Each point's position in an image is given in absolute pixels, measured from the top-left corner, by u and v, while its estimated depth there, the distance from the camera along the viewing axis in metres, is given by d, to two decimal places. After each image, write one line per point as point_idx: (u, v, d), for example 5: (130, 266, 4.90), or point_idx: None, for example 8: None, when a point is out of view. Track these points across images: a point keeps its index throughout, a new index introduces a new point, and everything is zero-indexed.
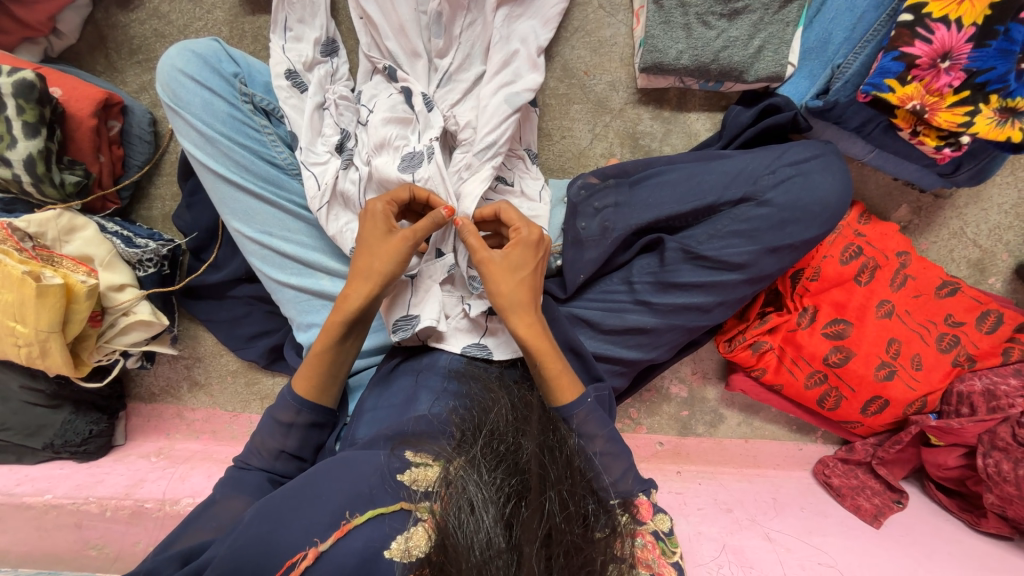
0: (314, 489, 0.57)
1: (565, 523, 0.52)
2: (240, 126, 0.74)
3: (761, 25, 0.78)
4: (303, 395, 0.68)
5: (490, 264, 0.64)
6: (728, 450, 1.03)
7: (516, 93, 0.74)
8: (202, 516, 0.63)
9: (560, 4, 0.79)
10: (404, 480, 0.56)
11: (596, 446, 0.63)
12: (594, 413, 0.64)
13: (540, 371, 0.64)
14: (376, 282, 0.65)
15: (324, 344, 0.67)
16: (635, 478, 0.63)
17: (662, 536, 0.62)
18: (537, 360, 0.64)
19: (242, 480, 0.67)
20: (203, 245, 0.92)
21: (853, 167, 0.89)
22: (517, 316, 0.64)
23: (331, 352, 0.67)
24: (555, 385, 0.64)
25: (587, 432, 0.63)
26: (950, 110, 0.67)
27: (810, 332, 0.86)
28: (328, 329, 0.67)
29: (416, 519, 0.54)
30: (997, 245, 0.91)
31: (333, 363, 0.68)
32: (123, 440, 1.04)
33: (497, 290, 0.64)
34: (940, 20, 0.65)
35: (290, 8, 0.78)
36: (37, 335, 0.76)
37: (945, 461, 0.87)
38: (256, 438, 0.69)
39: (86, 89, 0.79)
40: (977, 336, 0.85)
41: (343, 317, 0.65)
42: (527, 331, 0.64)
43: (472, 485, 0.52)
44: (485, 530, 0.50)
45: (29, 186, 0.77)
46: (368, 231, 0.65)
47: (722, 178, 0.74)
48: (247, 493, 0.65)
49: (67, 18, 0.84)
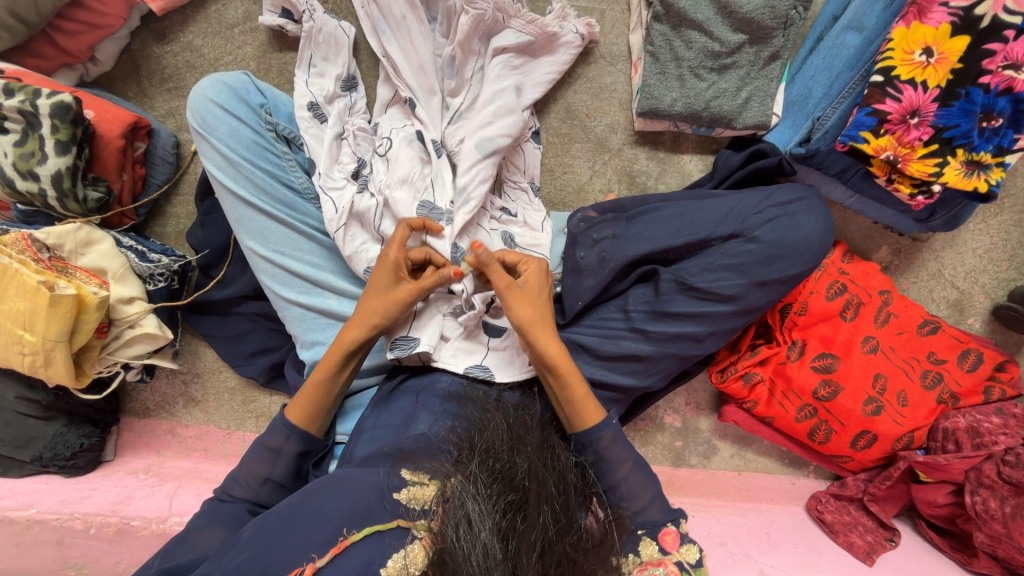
0: (312, 505, 0.57)
1: (557, 535, 0.52)
2: (263, 152, 0.79)
3: (748, 79, 0.85)
4: (293, 422, 0.69)
5: (515, 290, 0.68)
6: (721, 483, 1.04)
7: (488, 142, 0.78)
8: (179, 547, 0.61)
9: (553, 73, 0.86)
10: (402, 498, 0.57)
11: (624, 471, 0.66)
12: (618, 441, 0.66)
13: (566, 393, 0.68)
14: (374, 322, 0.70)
15: (321, 376, 0.70)
16: (661, 505, 0.65)
17: (689, 567, 0.59)
18: (562, 380, 0.67)
19: (219, 511, 0.66)
20: (213, 261, 0.94)
21: (836, 210, 0.95)
22: (545, 339, 0.68)
23: (326, 383, 0.70)
24: (580, 407, 0.67)
25: (611, 456, 0.66)
26: (922, 161, 0.73)
27: (799, 365, 0.89)
28: (327, 360, 0.70)
29: (414, 537, 0.54)
30: (974, 287, 0.96)
31: (332, 393, 0.71)
32: (112, 455, 1.02)
33: (522, 316, 0.67)
34: (908, 81, 0.71)
35: (315, 47, 0.84)
36: (44, 344, 0.78)
37: (934, 498, 0.88)
38: (242, 465, 0.69)
39: (117, 112, 0.84)
40: (959, 373, 0.89)
41: (343, 350, 0.70)
42: (554, 354, 0.67)
43: (470, 501, 0.53)
44: (482, 543, 0.50)
45: (53, 200, 0.81)
46: (378, 275, 0.70)
47: (712, 216, 0.78)
48: (228, 522, 0.64)
49: (106, 47, 0.90)
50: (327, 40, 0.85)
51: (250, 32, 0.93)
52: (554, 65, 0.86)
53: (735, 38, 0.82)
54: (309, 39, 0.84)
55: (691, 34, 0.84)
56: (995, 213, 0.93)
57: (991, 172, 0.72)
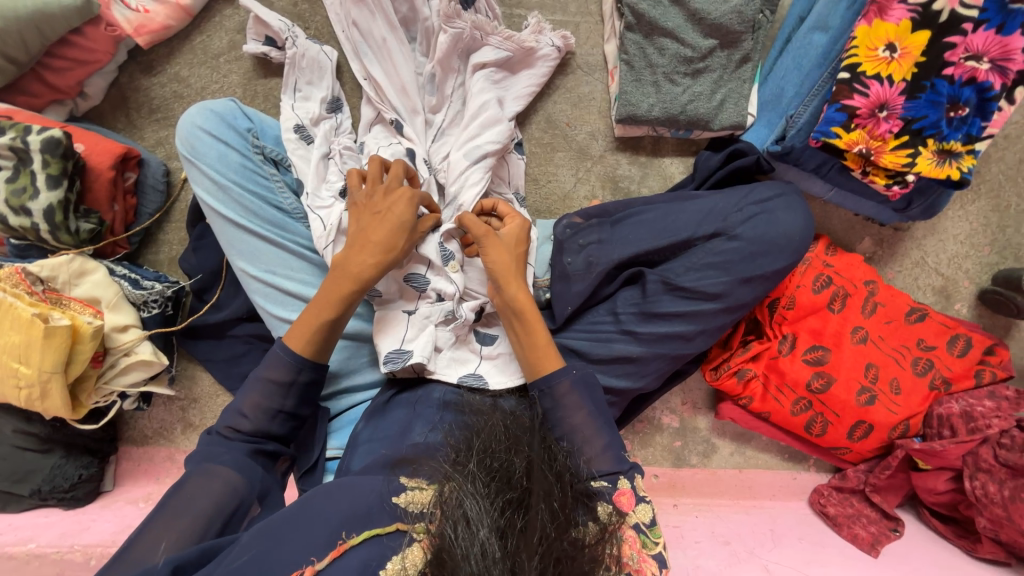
0: (311, 511, 0.56)
1: (556, 532, 0.52)
2: (251, 175, 0.80)
3: (722, 82, 0.87)
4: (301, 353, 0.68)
5: (493, 238, 0.73)
6: (724, 481, 1.03)
7: (478, 146, 0.81)
8: (178, 496, 0.60)
9: (531, 86, 0.89)
10: (400, 501, 0.57)
11: (579, 418, 0.67)
12: (577, 388, 0.68)
13: (530, 340, 0.71)
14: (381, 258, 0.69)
15: (333, 313, 0.68)
16: (614, 456, 0.66)
17: (644, 527, 0.61)
18: (527, 327, 0.71)
19: (218, 452, 0.64)
20: (207, 285, 0.95)
21: (817, 204, 0.96)
22: (516, 286, 0.72)
23: (337, 320, 0.69)
24: (543, 353, 0.70)
25: (567, 404, 0.68)
26: (894, 152, 0.75)
27: (791, 359, 0.90)
28: (333, 292, 0.69)
29: (413, 539, 0.54)
30: (958, 273, 0.97)
31: (338, 326, 0.70)
32: (111, 485, 1.02)
33: (496, 261, 0.72)
34: (874, 77, 0.74)
35: (300, 73, 0.87)
36: (40, 376, 0.78)
37: (935, 485, 0.88)
38: (244, 399, 0.67)
39: (107, 144, 0.85)
40: (949, 359, 0.89)
41: (350, 283, 0.69)
42: (524, 300, 0.71)
43: (468, 499, 0.53)
44: (480, 541, 0.50)
45: (45, 233, 0.82)
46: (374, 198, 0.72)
47: (694, 216, 0.80)
48: (230, 466, 0.63)
49: (94, 82, 0.92)
50: (310, 64, 0.87)
51: (235, 61, 0.96)
52: (533, 78, 0.90)
53: (706, 44, 0.85)
54: (293, 64, 0.86)
55: (663, 41, 0.86)
56: (972, 199, 0.95)
57: (961, 160, 0.74)
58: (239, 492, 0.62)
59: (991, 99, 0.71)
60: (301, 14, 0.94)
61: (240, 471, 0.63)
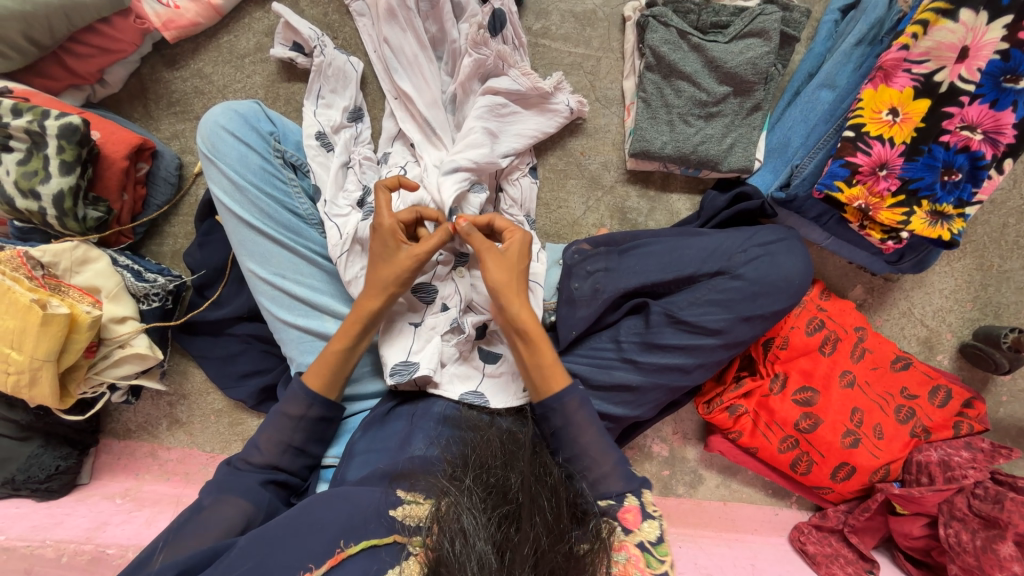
0: (309, 518, 0.56)
1: (551, 544, 0.53)
2: (269, 177, 0.81)
3: (732, 127, 0.91)
4: (314, 390, 0.70)
5: (494, 254, 0.70)
6: (707, 513, 1.05)
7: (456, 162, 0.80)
8: (190, 522, 0.60)
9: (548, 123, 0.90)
10: (397, 515, 0.56)
11: (587, 437, 0.67)
12: (584, 406, 0.68)
13: (535, 360, 0.69)
14: (392, 294, 0.72)
15: (344, 344, 0.71)
16: (623, 474, 0.65)
17: (648, 546, 0.59)
18: (533, 347, 0.69)
19: (232, 482, 0.65)
20: (209, 281, 0.94)
21: (814, 250, 1.00)
22: (518, 302, 0.70)
23: (348, 352, 0.72)
24: (547, 373, 0.69)
25: (577, 421, 0.67)
26: (890, 210, 0.79)
27: (781, 398, 0.93)
28: (344, 331, 0.72)
29: (409, 552, 0.54)
30: (942, 325, 1.01)
31: (350, 362, 0.72)
32: (88, 478, 0.99)
33: (495, 278, 0.69)
34: (877, 138, 0.78)
35: (324, 81, 0.88)
36: (31, 363, 0.76)
37: (911, 530, 0.92)
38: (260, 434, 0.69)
39: (124, 133, 0.85)
40: (930, 409, 0.93)
41: (359, 319, 0.72)
42: (526, 317, 0.70)
43: (466, 513, 0.53)
44: (478, 554, 0.50)
45: (52, 218, 0.81)
46: (378, 249, 0.71)
47: (700, 253, 0.83)
48: (240, 493, 0.63)
49: (115, 71, 0.92)
50: (336, 74, 0.89)
51: (260, 63, 0.97)
52: (540, 123, 0.89)
53: (720, 90, 0.89)
54: (319, 72, 0.88)
55: (680, 84, 0.90)
56: (958, 256, 1.00)
57: (952, 222, 0.78)
58: (248, 518, 0.62)
59: (982, 168, 0.76)
60: (331, 23, 0.95)
61: (257, 496, 0.64)
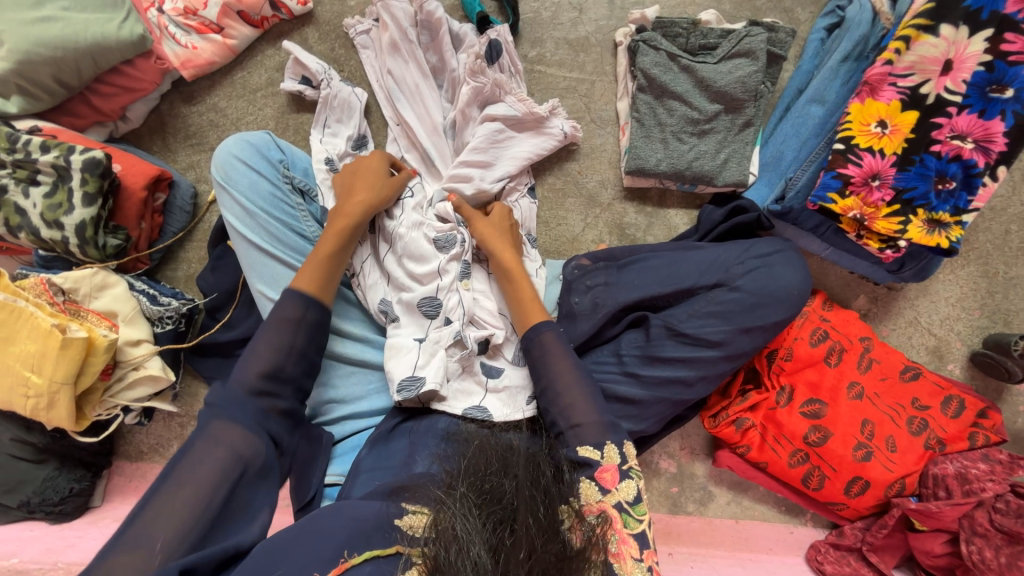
0: (313, 527, 0.57)
1: (544, 544, 0.53)
2: (279, 203, 0.85)
3: (725, 142, 0.93)
4: (299, 287, 0.72)
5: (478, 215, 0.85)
6: (719, 531, 1.02)
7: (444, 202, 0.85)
8: (181, 466, 0.59)
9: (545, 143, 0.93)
10: (400, 524, 0.57)
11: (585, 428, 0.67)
12: (560, 338, 0.73)
13: (516, 294, 0.78)
14: (371, 200, 0.80)
15: (329, 242, 0.76)
16: (604, 426, 0.67)
17: (627, 506, 0.62)
18: (513, 281, 0.79)
19: (220, 420, 0.62)
20: (220, 304, 0.97)
21: (814, 261, 1.01)
22: (500, 245, 0.82)
23: (333, 253, 0.76)
24: (527, 304, 0.77)
25: (562, 383, 0.70)
26: (886, 219, 0.80)
27: (788, 411, 0.91)
28: (330, 232, 0.77)
29: (407, 563, 0.54)
30: (950, 334, 1.00)
31: (337, 260, 0.76)
32: (100, 501, 1.00)
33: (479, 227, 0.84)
34: (866, 149, 0.80)
35: (330, 111, 0.93)
36: (49, 386, 0.79)
37: (932, 547, 0.88)
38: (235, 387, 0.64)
39: (143, 165, 0.90)
40: (943, 420, 0.91)
41: (343, 220, 0.78)
42: (508, 260, 0.81)
43: (459, 520, 0.54)
44: (473, 559, 0.51)
45: (74, 246, 0.85)
46: (364, 172, 0.83)
47: (697, 266, 0.84)
48: (228, 428, 0.62)
49: (136, 108, 0.98)
50: (341, 104, 0.94)
51: (271, 96, 1.02)
52: (536, 145, 0.92)
53: (711, 107, 0.92)
54: (325, 103, 0.93)
55: (672, 103, 0.93)
56: (962, 263, 0.99)
57: (951, 230, 0.78)
58: (241, 458, 0.61)
59: (976, 176, 0.76)
60: (337, 57, 1.01)
61: (255, 429, 0.63)
